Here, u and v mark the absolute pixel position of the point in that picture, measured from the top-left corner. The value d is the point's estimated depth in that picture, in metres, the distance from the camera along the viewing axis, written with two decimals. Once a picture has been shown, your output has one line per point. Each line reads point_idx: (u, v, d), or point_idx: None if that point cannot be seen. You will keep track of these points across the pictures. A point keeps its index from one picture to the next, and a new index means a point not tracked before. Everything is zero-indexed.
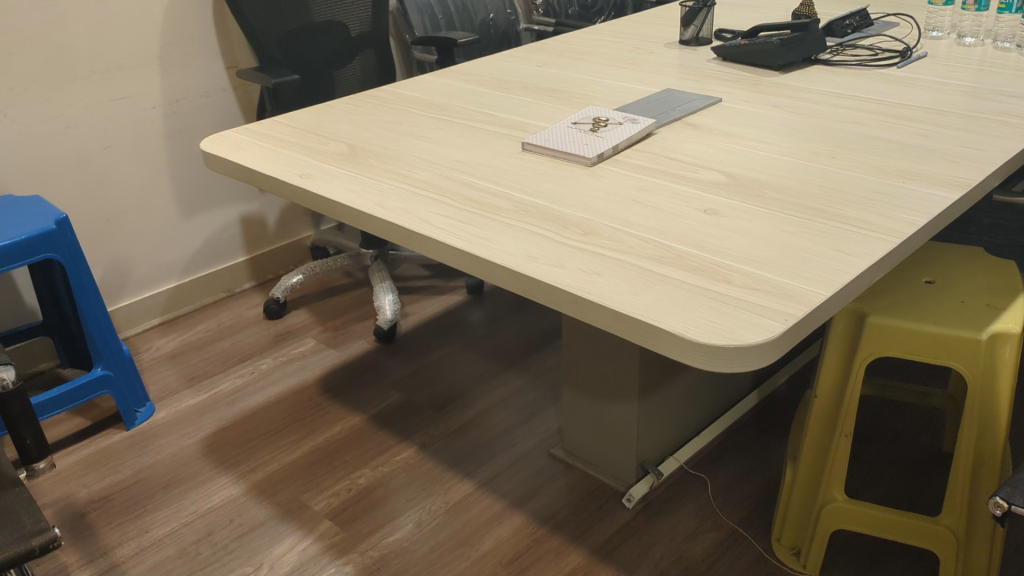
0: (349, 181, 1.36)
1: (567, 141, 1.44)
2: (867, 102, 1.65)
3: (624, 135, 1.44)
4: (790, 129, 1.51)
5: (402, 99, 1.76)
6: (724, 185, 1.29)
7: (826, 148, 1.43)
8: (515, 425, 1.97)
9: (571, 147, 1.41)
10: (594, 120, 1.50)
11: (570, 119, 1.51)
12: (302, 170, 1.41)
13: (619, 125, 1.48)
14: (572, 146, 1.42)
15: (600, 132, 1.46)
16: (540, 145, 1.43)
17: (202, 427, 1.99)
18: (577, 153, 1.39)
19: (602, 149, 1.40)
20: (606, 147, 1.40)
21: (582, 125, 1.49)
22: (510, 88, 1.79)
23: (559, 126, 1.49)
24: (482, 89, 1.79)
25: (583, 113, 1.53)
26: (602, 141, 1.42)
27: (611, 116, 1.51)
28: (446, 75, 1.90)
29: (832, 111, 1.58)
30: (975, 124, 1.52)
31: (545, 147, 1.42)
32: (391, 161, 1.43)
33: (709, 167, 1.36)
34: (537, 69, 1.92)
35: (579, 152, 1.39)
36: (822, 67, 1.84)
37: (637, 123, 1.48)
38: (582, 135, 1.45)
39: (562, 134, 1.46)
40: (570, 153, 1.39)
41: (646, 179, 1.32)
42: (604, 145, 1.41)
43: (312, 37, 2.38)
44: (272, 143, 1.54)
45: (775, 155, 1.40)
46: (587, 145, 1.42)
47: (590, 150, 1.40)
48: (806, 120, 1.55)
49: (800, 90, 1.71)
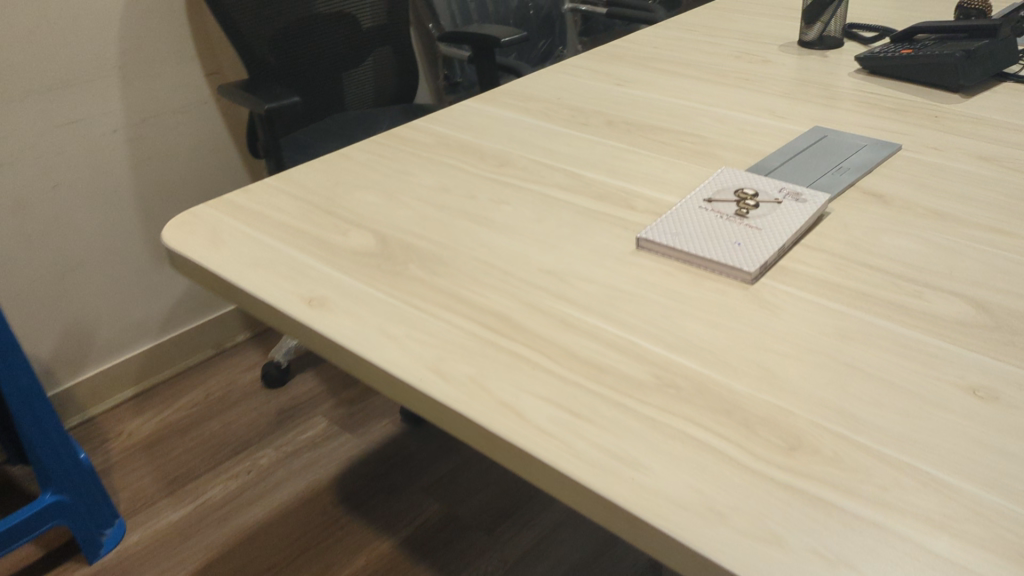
0: (382, 316, 0.89)
1: (706, 236, 0.96)
2: None
3: (792, 225, 0.97)
4: (1022, 199, 1.03)
5: (444, 143, 1.27)
6: (980, 333, 0.81)
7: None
8: (591, 554, 1.51)
9: (718, 248, 0.94)
10: (737, 196, 1.02)
11: (699, 193, 1.04)
12: (307, 289, 0.94)
13: (777, 207, 1.00)
14: (719, 246, 0.94)
15: (752, 220, 0.98)
16: (667, 243, 0.95)
17: (186, 560, 1.54)
18: (729, 261, 0.92)
19: (766, 254, 0.93)
20: (771, 250, 0.93)
21: (722, 205, 1.01)
22: (590, 124, 1.30)
23: (688, 207, 1.02)
24: (550, 125, 1.30)
25: (718, 182, 1.06)
26: (761, 238, 0.95)
27: (762, 189, 1.03)
28: (498, 99, 1.41)
29: None
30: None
31: (676, 247, 0.95)
32: (443, 273, 0.95)
33: (935, 285, 0.88)
34: (617, 90, 1.43)
35: (733, 261, 0.91)
36: (1015, 85, 1.35)
37: (803, 201, 1.01)
38: (726, 224, 0.98)
39: (695, 223, 0.98)
40: (717, 261, 0.92)
41: (848, 318, 0.84)
42: (766, 244, 0.94)
43: (314, 34, 1.87)
44: (265, 228, 1.06)
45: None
46: (740, 244, 0.94)
47: (746, 255, 0.92)
48: None
49: (1006, 126, 1.21)
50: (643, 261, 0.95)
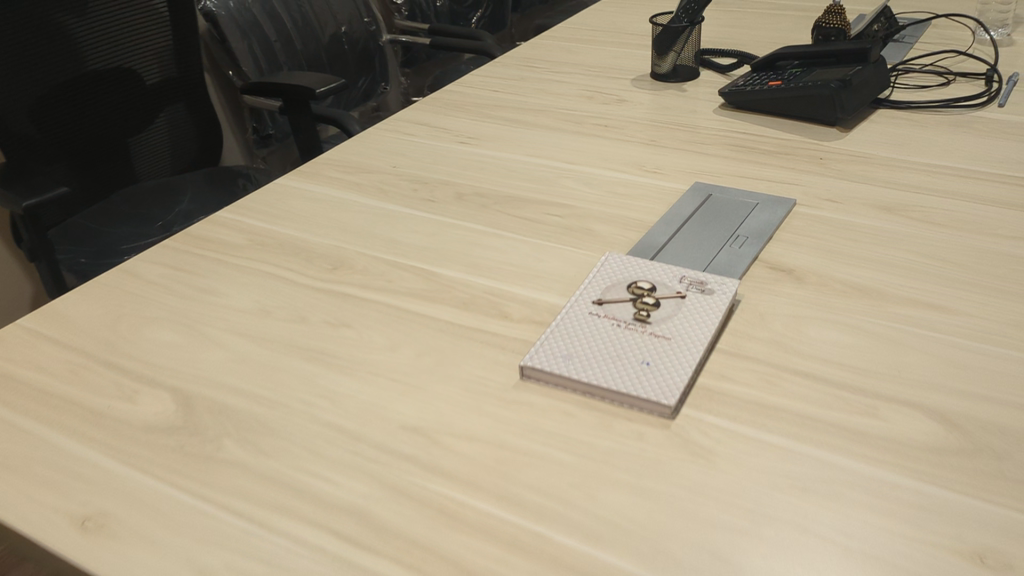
0: (188, 536, 0.63)
1: (606, 355, 0.77)
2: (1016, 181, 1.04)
3: (704, 328, 0.79)
4: (945, 259, 0.90)
5: (260, 243, 1.02)
6: (960, 461, 0.65)
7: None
8: None
9: (624, 373, 0.75)
10: (632, 294, 0.84)
11: (585, 292, 0.85)
12: (80, 502, 0.67)
13: (681, 304, 0.82)
14: (624, 369, 0.75)
15: (656, 326, 0.80)
16: (561, 372, 0.75)
17: None
18: (642, 391, 0.73)
19: (683, 374, 0.74)
20: (688, 369, 0.75)
21: (616, 307, 0.82)
22: (437, 202, 1.08)
23: (576, 313, 0.82)
24: (391, 207, 1.08)
25: (606, 275, 0.87)
26: (673, 352, 0.77)
27: (659, 280, 0.85)
28: (322, 175, 1.18)
29: (986, 212, 0.97)
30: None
31: (572, 376, 0.75)
32: (272, 452, 0.71)
33: (888, 395, 0.72)
34: (462, 151, 1.22)
35: (646, 392, 0.72)
36: (891, 115, 1.24)
37: (709, 293, 0.84)
38: (626, 334, 0.79)
39: (589, 339, 0.79)
40: (626, 392, 0.73)
41: (800, 459, 0.66)
42: (681, 361, 0.75)
43: (85, 98, 1.56)
44: (19, 403, 0.79)
45: (976, 341, 0.77)
46: (649, 364, 0.75)
47: (660, 380, 0.74)
48: (960, 236, 0.94)
49: (897, 166, 1.09)
50: (531, 397, 0.75)
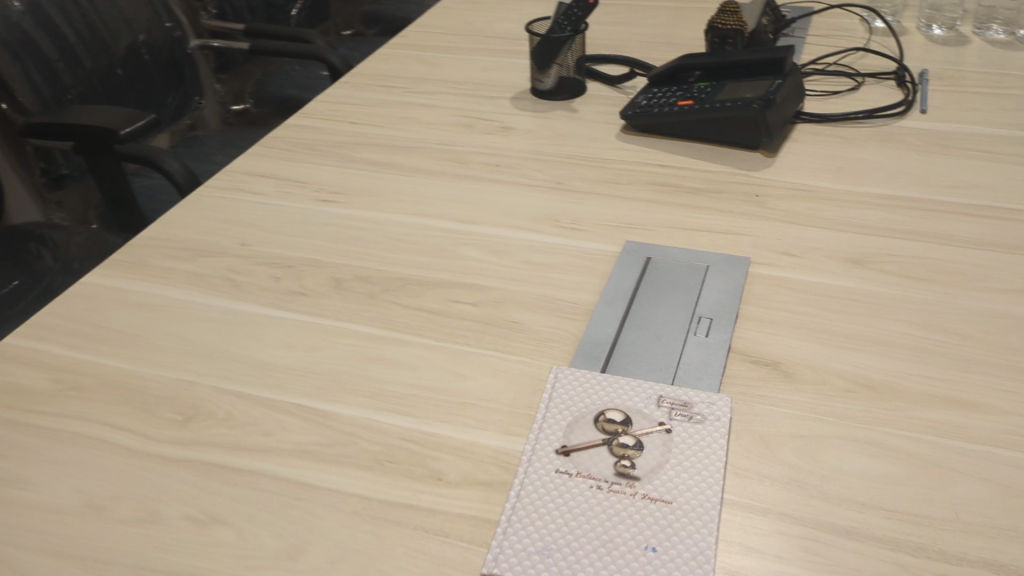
0: None
1: (596, 543, 0.57)
2: (975, 212, 0.92)
3: (709, 480, 0.61)
4: (942, 331, 0.76)
5: (75, 388, 0.75)
6: None
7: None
8: None
9: (626, 572, 0.55)
10: (604, 434, 0.65)
11: (543, 439, 0.65)
12: None
13: (669, 443, 0.64)
14: (626, 564, 0.56)
15: (647, 483, 0.61)
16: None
17: None
18: None
19: (703, 562, 0.56)
20: (706, 552, 0.56)
21: (589, 459, 0.63)
22: (311, 296, 0.84)
23: (539, 476, 0.62)
24: (250, 309, 0.83)
25: (564, 409, 0.67)
26: (681, 525, 0.58)
27: (632, 406, 0.67)
28: (148, 266, 0.90)
29: (965, 261, 0.85)
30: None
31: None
32: None
33: (956, 554, 0.57)
34: (327, 213, 0.98)
35: None
36: (813, 131, 1.10)
37: (698, 420, 0.66)
38: (612, 502, 0.60)
39: (566, 517, 0.59)
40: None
41: None
42: (694, 541, 0.57)
43: None
44: None
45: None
46: (655, 549, 0.57)
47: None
48: (948, 297, 0.80)
49: (845, 201, 0.95)
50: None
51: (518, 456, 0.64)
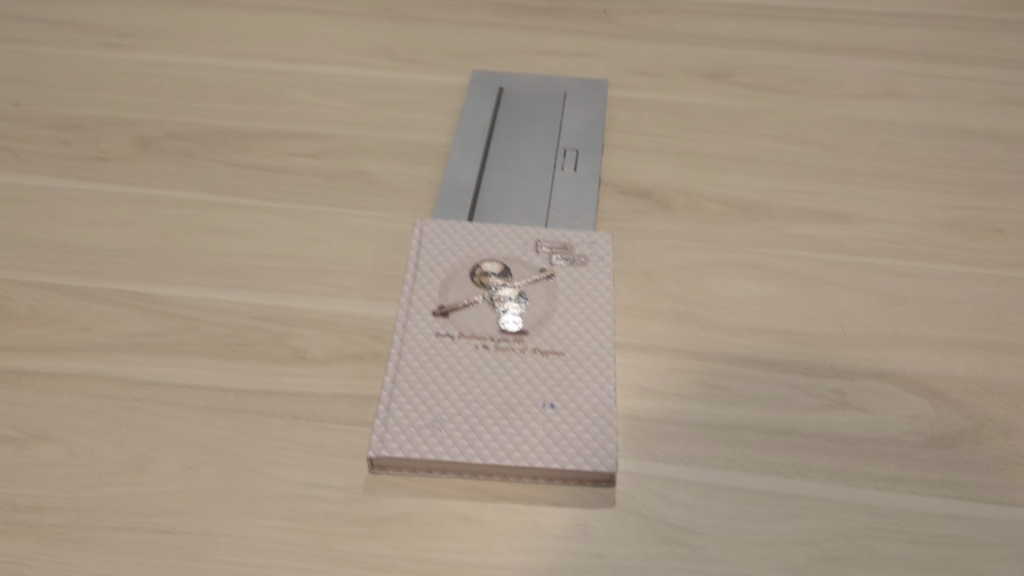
0: None
1: (491, 407, 0.52)
2: (824, 16, 0.90)
3: (600, 326, 0.57)
4: (807, 142, 0.74)
5: None
6: (974, 452, 0.52)
7: (940, 194, 0.69)
8: None
9: (528, 433, 0.51)
10: (483, 288, 0.59)
11: (416, 301, 0.58)
12: None
13: (553, 290, 0.59)
14: (526, 426, 0.51)
15: (536, 337, 0.56)
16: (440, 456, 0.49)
17: None
18: (562, 458, 0.49)
19: (606, 411, 0.52)
20: (608, 400, 0.52)
21: (470, 316, 0.57)
22: (116, 161, 0.71)
23: (417, 341, 0.55)
24: (41, 182, 0.69)
25: (435, 266, 0.60)
26: (578, 377, 0.54)
27: (509, 255, 0.61)
28: None
29: (821, 68, 0.82)
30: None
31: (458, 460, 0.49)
32: None
33: (847, 369, 0.57)
34: (118, 60, 0.82)
35: (569, 459, 0.49)
36: None
37: (580, 264, 0.61)
38: (501, 362, 0.54)
39: (453, 383, 0.53)
40: (545, 466, 0.49)
41: (805, 509, 0.49)
42: (594, 391, 0.53)
43: None
44: None
45: (897, 259, 0.64)
46: (554, 407, 0.52)
47: (582, 431, 0.51)
48: (809, 106, 0.78)
49: (696, 14, 0.90)
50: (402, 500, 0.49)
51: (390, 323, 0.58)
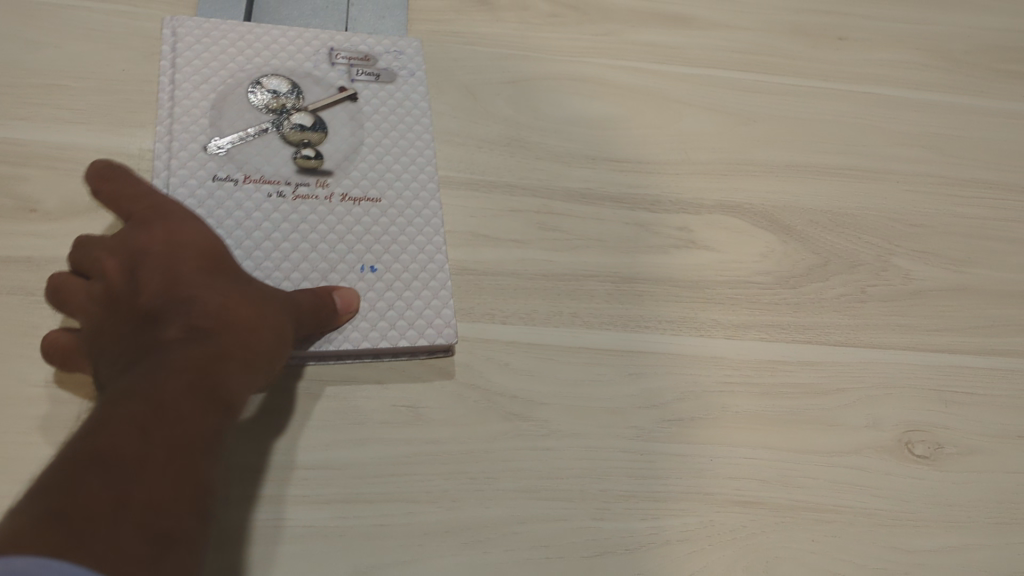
0: None
1: (298, 276, 0.42)
2: None
3: (418, 162, 0.48)
4: None
5: None
6: (820, 291, 0.49)
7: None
8: None
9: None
10: (268, 116, 0.47)
11: (182, 133, 0.45)
12: None
13: (358, 117, 0.48)
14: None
15: (342, 179, 0.46)
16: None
17: None
18: (393, 335, 0.42)
19: (436, 272, 0.44)
20: (439, 258, 0.45)
21: (256, 153, 0.45)
22: None
23: (187, 189, 0.43)
24: None
25: (201, 84, 0.47)
26: (400, 232, 0.45)
27: (298, 71, 0.49)
28: None
29: None
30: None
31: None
32: None
33: (693, 202, 0.51)
34: None
35: (401, 335, 0.42)
36: None
37: (387, 83, 0.50)
38: (304, 214, 0.44)
39: (244, 245, 0.42)
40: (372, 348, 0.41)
41: (654, 367, 0.45)
42: (421, 247, 0.45)
43: None
44: None
45: (742, 72, 0.58)
46: (377, 270, 0.44)
47: (412, 300, 0.43)
48: None
49: None
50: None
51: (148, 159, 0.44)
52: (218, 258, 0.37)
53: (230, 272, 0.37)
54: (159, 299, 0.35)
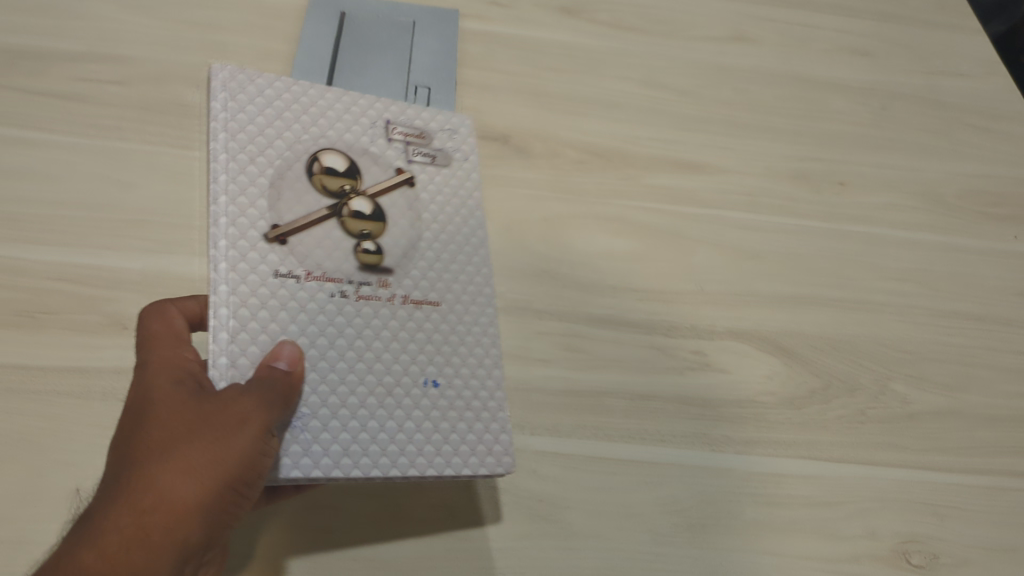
0: None
1: (365, 392, 0.43)
2: None
3: (475, 263, 0.50)
4: (661, 83, 0.72)
5: None
6: (824, 411, 0.53)
7: (789, 144, 0.69)
8: None
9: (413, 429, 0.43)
10: (327, 196, 0.46)
11: (238, 216, 0.43)
12: None
13: (412, 208, 0.49)
14: (410, 420, 0.44)
15: (404, 280, 0.47)
16: (311, 474, 0.40)
17: None
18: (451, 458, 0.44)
19: (490, 389, 0.46)
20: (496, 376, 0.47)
21: (314, 242, 0.45)
22: None
23: (251, 286, 0.42)
24: None
25: (263, 152, 0.45)
26: (458, 346, 0.47)
27: (356, 145, 0.49)
28: None
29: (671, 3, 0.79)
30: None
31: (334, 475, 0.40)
32: None
33: (704, 328, 0.56)
34: None
35: (461, 459, 0.44)
36: None
37: (444, 167, 0.52)
38: (366, 323, 0.45)
39: (307, 351, 0.42)
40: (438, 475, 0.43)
41: (668, 477, 0.49)
42: (479, 363, 0.47)
43: None
44: None
45: (748, 212, 0.64)
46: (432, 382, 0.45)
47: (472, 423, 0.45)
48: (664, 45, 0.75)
49: None
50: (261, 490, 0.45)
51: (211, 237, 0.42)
52: (165, 400, 0.37)
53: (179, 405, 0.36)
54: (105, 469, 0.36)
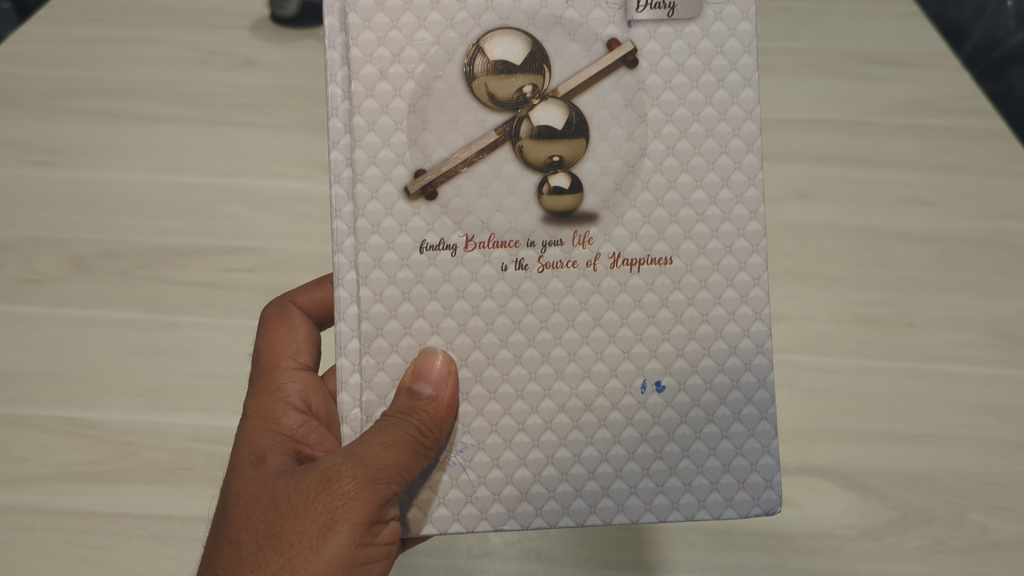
0: None
1: (552, 409, 0.48)
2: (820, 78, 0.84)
3: (725, 165, 0.49)
4: None
5: None
6: (901, 542, 0.57)
7: (867, 273, 0.71)
8: None
9: (614, 472, 0.48)
10: (506, 109, 0.47)
11: (370, 177, 0.47)
12: None
13: (637, 93, 0.48)
14: (613, 459, 0.48)
15: (625, 212, 0.48)
16: (524, 524, 0.48)
17: None
18: (635, 483, 0.48)
19: (720, 376, 0.49)
20: (747, 375, 0.49)
21: (482, 186, 0.48)
22: (31, 269, 0.67)
23: (392, 277, 0.47)
24: None
25: (408, 44, 0.47)
26: (694, 325, 0.48)
27: (551, 7, 0.48)
28: None
29: (781, 131, 0.80)
30: (920, 100, 0.82)
31: (524, 522, 0.48)
32: None
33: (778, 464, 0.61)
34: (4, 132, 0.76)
35: (647, 485, 0.48)
36: None
37: (685, 19, 0.48)
38: (561, 321, 0.48)
39: (484, 373, 0.48)
40: (659, 519, 0.48)
41: None
42: (717, 357, 0.49)
43: None
44: None
45: (819, 355, 0.66)
46: (646, 384, 0.48)
47: (703, 459, 0.49)
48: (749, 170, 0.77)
49: None
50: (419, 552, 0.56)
51: (333, 204, 0.47)
52: (268, 481, 0.44)
53: (278, 486, 0.43)
54: (218, 539, 0.43)
